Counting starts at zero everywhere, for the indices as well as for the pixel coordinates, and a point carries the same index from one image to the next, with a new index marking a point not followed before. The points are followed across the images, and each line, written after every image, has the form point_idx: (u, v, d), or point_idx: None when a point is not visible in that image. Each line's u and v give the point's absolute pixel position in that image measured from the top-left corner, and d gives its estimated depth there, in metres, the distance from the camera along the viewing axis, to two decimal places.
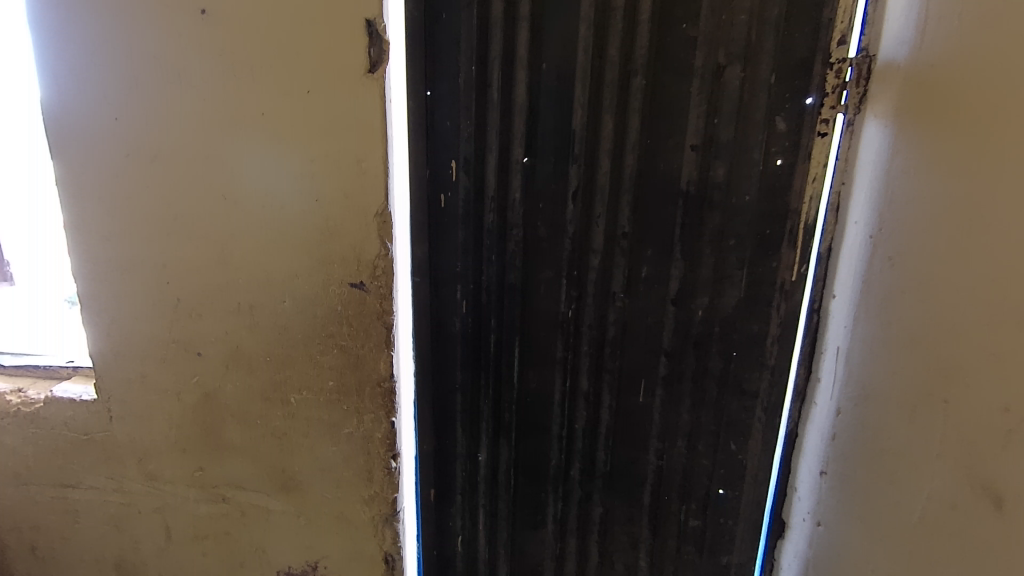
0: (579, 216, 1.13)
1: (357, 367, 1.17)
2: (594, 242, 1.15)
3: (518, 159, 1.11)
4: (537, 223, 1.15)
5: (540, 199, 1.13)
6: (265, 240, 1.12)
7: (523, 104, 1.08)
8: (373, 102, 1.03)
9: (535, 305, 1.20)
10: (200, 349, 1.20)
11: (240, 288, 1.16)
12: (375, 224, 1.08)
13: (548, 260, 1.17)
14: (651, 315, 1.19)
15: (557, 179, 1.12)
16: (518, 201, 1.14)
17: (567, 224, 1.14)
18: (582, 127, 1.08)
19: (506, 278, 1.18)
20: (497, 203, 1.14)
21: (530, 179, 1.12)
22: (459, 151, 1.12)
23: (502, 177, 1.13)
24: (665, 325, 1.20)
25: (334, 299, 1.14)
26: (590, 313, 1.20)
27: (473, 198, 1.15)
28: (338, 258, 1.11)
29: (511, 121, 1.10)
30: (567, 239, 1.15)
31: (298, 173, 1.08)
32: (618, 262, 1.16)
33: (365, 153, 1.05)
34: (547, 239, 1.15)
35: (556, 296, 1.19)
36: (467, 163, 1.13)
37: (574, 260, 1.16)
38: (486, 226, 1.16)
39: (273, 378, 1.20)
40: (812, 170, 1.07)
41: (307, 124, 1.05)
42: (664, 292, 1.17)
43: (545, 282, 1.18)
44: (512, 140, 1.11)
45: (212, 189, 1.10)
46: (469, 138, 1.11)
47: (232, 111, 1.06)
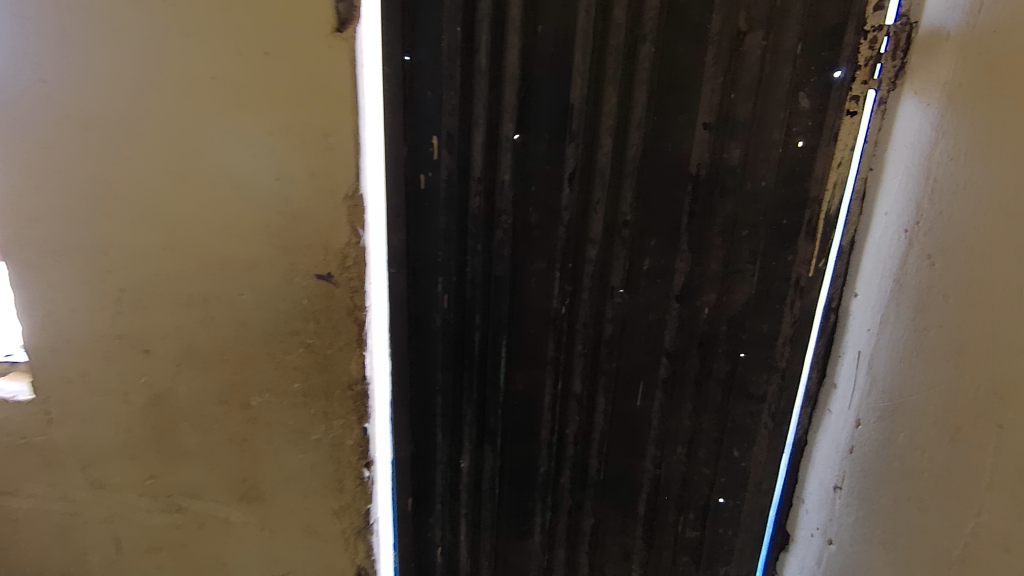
0: (575, 201, 1.01)
1: (326, 368, 1.05)
2: (592, 231, 1.02)
3: (508, 136, 0.98)
4: (529, 209, 1.02)
5: (532, 182, 1.00)
6: (219, 224, 0.98)
7: (514, 72, 0.95)
8: (343, 68, 0.89)
9: (526, 300, 1.08)
10: (148, 345, 1.07)
11: (192, 279, 1.02)
12: (345, 208, 0.95)
13: (540, 250, 1.04)
14: (653, 313, 1.08)
15: (552, 160, 0.99)
16: (507, 183, 1.00)
17: (563, 210, 1.02)
18: (581, 101, 0.95)
19: (494, 270, 1.06)
20: (484, 184, 1.00)
21: (522, 158, 0.99)
22: (440, 126, 0.99)
23: (490, 155, 0.99)
24: (667, 324, 1.08)
25: (299, 292, 1.01)
26: (585, 310, 1.08)
27: (457, 179, 1.01)
28: (303, 246, 0.98)
29: (501, 91, 0.96)
30: (563, 228, 1.02)
31: (257, 148, 0.93)
32: (617, 253, 1.04)
33: (332, 127, 0.91)
34: (540, 227, 1.03)
35: (549, 290, 1.07)
36: (449, 140, 0.99)
37: (569, 251, 1.04)
38: (472, 211, 1.02)
39: (231, 379, 1.07)
40: (838, 154, 0.97)
41: (265, 91, 0.91)
42: (668, 287, 1.06)
43: (537, 275, 1.06)
44: (501, 113, 0.97)
45: (157, 164, 0.96)
46: (452, 111, 0.98)
47: (177, 75, 0.91)
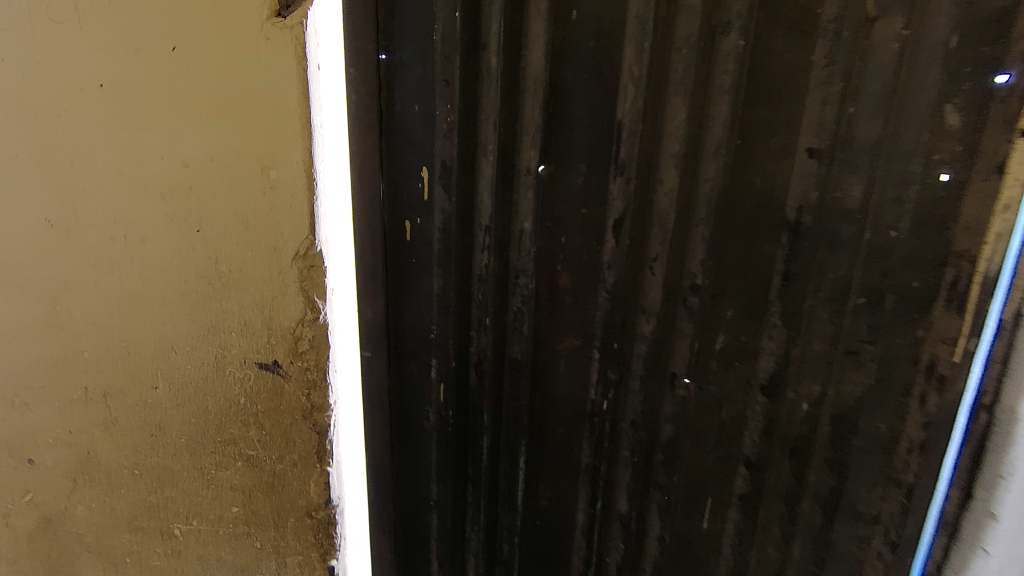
0: (623, 259, 0.71)
1: (274, 489, 0.75)
2: (644, 302, 0.73)
3: (530, 168, 0.69)
4: (558, 267, 0.73)
5: (564, 231, 0.71)
6: (118, 294, 0.69)
7: (540, 77, 0.66)
8: (288, 70, 0.61)
9: (553, 392, 0.79)
10: (32, 455, 0.77)
11: (87, 368, 0.73)
12: (294, 272, 0.67)
13: (572, 323, 0.76)
14: (728, 407, 0.78)
15: (589, 202, 0.70)
16: (528, 234, 0.71)
17: (605, 271, 0.72)
18: (635, 119, 0.66)
19: (508, 351, 0.77)
20: (494, 236, 0.71)
21: (548, 197, 0.70)
22: (433, 153, 0.70)
23: (504, 195, 0.70)
24: (747, 423, 0.78)
25: (234, 387, 0.72)
26: (633, 405, 0.78)
27: (456, 228, 0.71)
28: (236, 324, 0.69)
29: (520, 104, 0.67)
30: (604, 294, 0.73)
31: (168, 185, 0.65)
32: (681, 328, 0.74)
33: (274, 159, 0.63)
34: (573, 292, 0.74)
35: (584, 377, 0.78)
36: (445, 172, 0.70)
37: (610, 326, 0.75)
38: (477, 272, 0.73)
39: (144, 500, 0.78)
40: (1004, 194, 0.62)
41: (177, 105, 0.62)
42: (751, 374, 0.76)
43: (567, 357, 0.77)
44: (520, 136, 0.68)
45: (30, 209, 0.67)
46: (449, 132, 0.68)
47: (49, 82, 0.62)
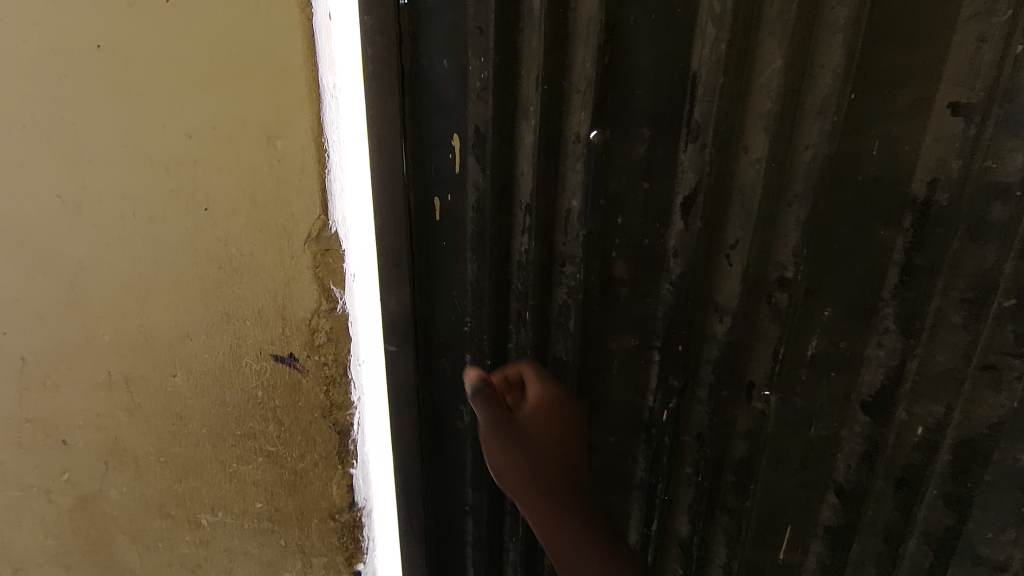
0: (693, 246, 0.58)
1: (296, 488, 0.70)
2: (716, 298, 0.60)
3: (580, 134, 0.56)
4: (612, 254, 0.61)
5: (621, 210, 0.59)
6: (132, 276, 0.64)
7: (592, 20, 0.53)
8: (290, 22, 0.52)
9: (603, 395, 0.68)
10: (66, 436, 0.76)
11: (109, 352, 0.69)
12: (307, 257, 0.59)
13: (628, 320, 0.64)
14: (820, 425, 0.64)
15: (653, 175, 0.58)
16: (576, 214, 0.59)
17: (670, 259, 0.60)
18: (713, 71, 0.51)
19: (551, 349, 0.66)
20: (537, 217, 0.59)
21: (601, 170, 0.58)
22: (465, 118, 0.59)
23: (549, 167, 0.58)
24: (843, 446, 0.64)
25: (251, 380, 0.66)
26: (699, 418, 0.66)
27: (491, 209, 0.60)
28: (250, 313, 0.63)
29: (569, 55, 0.54)
30: (668, 287, 0.61)
31: (172, 159, 0.58)
32: (763, 330, 0.61)
33: (281, 127, 0.55)
34: (630, 283, 0.62)
35: (641, 381, 0.67)
36: (479, 141, 0.59)
37: (673, 326, 0.62)
38: (516, 258, 0.63)
39: (171, 488, 0.75)
40: None
41: (175, 65, 0.55)
42: (850, 388, 0.62)
43: (622, 357, 0.66)
44: (569, 96, 0.56)
45: (38, 185, 0.62)
46: (482, 92, 0.57)
47: (41, 43, 0.56)
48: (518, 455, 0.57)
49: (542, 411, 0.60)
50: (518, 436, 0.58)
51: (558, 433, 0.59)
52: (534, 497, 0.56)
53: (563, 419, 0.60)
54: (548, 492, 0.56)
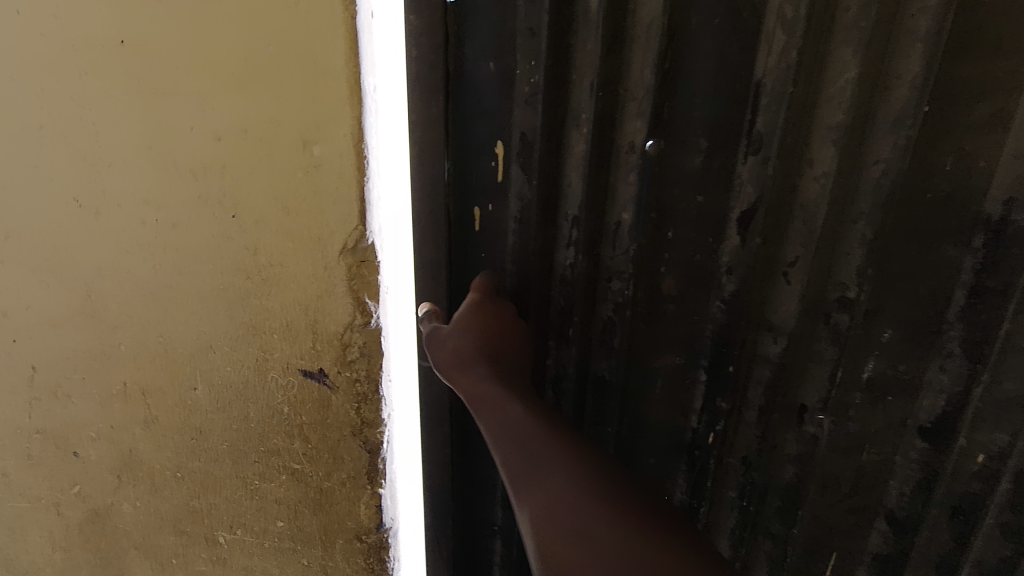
0: (746, 264, 0.55)
1: (322, 507, 0.68)
2: (766, 319, 0.57)
3: (635, 143, 0.53)
4: (660, 269, 0.58)
5: (673, 224, 0.56)
6: (152, 284, 0.61)
7: (654, 20, 0.49)
8: (332, 20, 0.49)
9: (645, 415, 0.66)
10: (77, 448, 0.72)
11: (126, 363, 0.66)
12: (342, 269, 0.57)
13: (675, 338, 0.61)
14: (871, 449, 0.60)
15: (708, 189, 0.54)
16: (626, 227, 0.56)
17: (723, 277, 0.56)
18: (780, 80, 0.48)
19: (593, 367, 0.64)
20: (584, 230, 0.57)
21: (655, 182, 0.54)
22: (510, 125, 0.55)
23: (599, 178, 0.55)
24: (896, 473, 0.61)
25: (278, 395, 0.63)
26: (746, 439, 0.63)
27: (535, 221, 0.58)
28: (279, 325, 0.60)
29: (626, 59, 0.51)
30: (719, 305, 0.58)
31: (199, 162, 0.55)
32: (819, 352, 0.58)
33: (319, 132, 0.52)
34: (678, 298, 0.59)
35: (685, 402, 0.64)
36: (525, 149, 0.55)
37: (721, 346, 0.59)
38: (560, 273, 0.60)
39: (188, 504, 0.72)
40: None
41: (205, 63, 0.51)
42: (906, 413, 0.58)
43: (667, 376, 0.63)
44: (624, 103, 0.52)
45: (54, 187, 0.59)
46: (530, 99, 0.53)
47: (60, 37, 0.52)
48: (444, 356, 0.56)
49: (470, 310, 0.57)
50: (443, 333, 0.57)
51: (485, 325, 0.56)
52: (462, 379, 0.54)
53: (494, 314, 0.57)
54: (472, 374, 0.54)
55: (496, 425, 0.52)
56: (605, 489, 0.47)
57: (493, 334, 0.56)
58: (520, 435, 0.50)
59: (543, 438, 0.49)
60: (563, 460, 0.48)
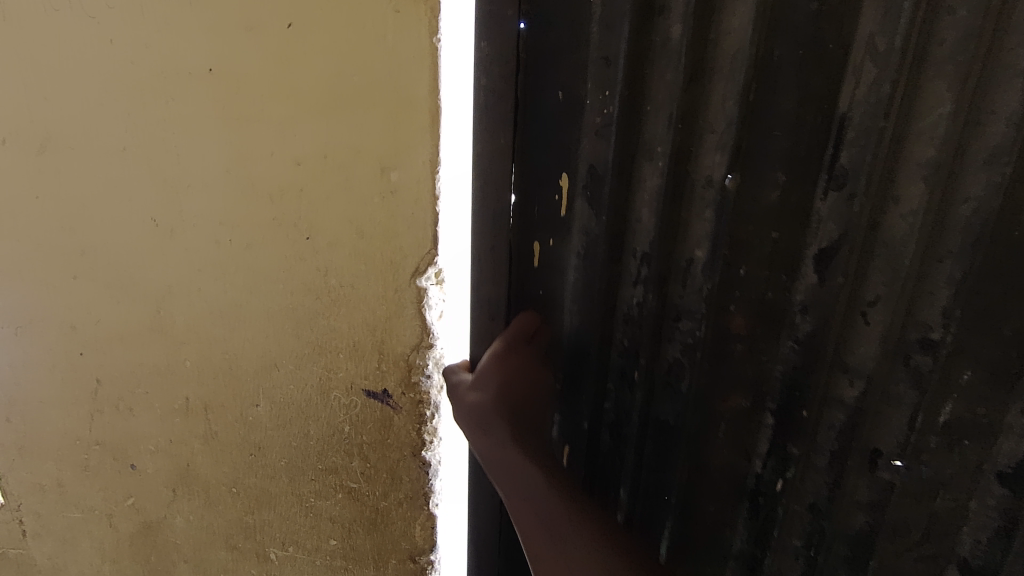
0: (817, 303, 0.50)
1: (376, 526, 0.69)
2: (829, 367, 0.51)
3: (711, 178, 0.51)
4: (730, 307, 0.55)
5: (745, 260, 0.52)
6: (222, 302, 0.63)
7: (740, 52, 0.47)
8: (419, 53, 0.51)
9: (707, 460, 0.61)
10: (135, 461, 0.73)
11: (190, 378, 0.67)
12: (412, 291, 0.58)
13: (741, 379, 0.57)
14: (945, 494, 0.49)
15: (784, 224, 0.50)
16: (699, 264, 0.54)
17: (797, 315, 0.51)
18: (870, 113, 0.43)
19: (658, 412, 0.62)
20: (655, 267, 0.56)
21: (731, 218, 0.51)
22: (578, 158, 0.57)
23: (671, 213, 0.54)
24: (970, 519, 0.49)
25: (340, 415, 0.64)
26: (814, 488, 0.56)
27: (602, 254, 0.58)
28: (345, 345, 0.61)
29: (707, 90, 0.49)
30: (791, 344, 0.52)
31: (278, 186, 0.56)
32: (900, 399, 0.49)
33: (398, 158, 0.54)
34: (747, 339, 0.55)
35: (749, 446, 0.59)
36: (591, 182, 0.56)
37: (792, 390, 0.54)
38: (629, 310, 0.60)
39: (240, 520, 0.73)
40: None
41: (289, 92, 0.53)
42: (981, 457, 0.47)
43: (731, 420, 0.59)
44: (703, 135, 0.51)
45: (135, 206, 0.61)
46: (602, 131, 0.54)
47: (153, 65, 0.54)
48: (464, 411, 0.59)
49: (493, 365, 0.59)
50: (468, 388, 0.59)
51: (506, 385, 0.58)
52: (479, 435, 0.58)
53: (514, 370, 0.59)
54: (491, 433, 0.58)
55: (512, 482, 0.58)
56: (608, 551, 0.57)
57: (515, 395, 0.58)
58: (534, 496, 0.57)
59: (555, 501, 0.57)
60: (573, 524, 0.57)
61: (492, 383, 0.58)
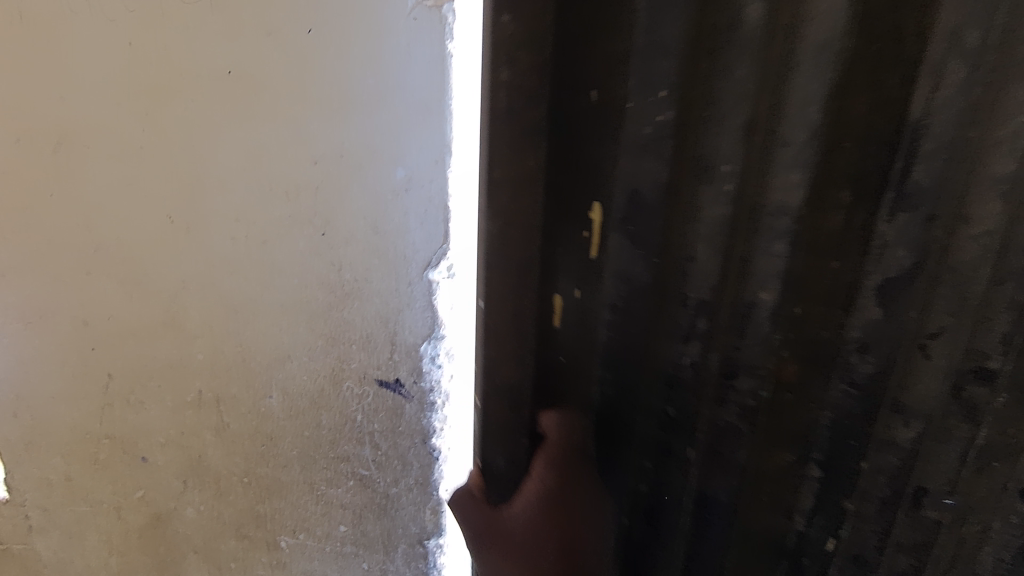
0: (876, 334, 0.35)
1: (386, 511, 0.72)
2: (885, 407, 0.36)
3: (793, 172, 0.36)
4: (782, 350, 0.39)
5: (798, 300, 0.38)
6: (236, 297, 0.65)
7: (825, 47, 0.33)
8: (433, 59, 0.55)
9: (743, 523, 0.46)
10: (145, 453, 0.75)
11: (203, 371, 0.69)
12: (424, 284, 0.62)
13: (789, 441, 0.41)
14: (969, 518, 0.35)
15: (844, 224, 0.35)
16: (765, 312, 0.39)
17: (852, 357, 0.37)
18: (963, 55, 0.30)
19: (705, 490, 0.46)
20: (716, 312, 0.41)
21: (805, 228, 0.36)
22: (612, 181, 0.43)
23: (739, 230, 0.39)
24: (991, 537, 0.35)
25: (352, 405, 0.67)
26: (862, 542, 0.40)
27: (641, 307, 0.45)
28: (358, 337, 0.64)
29: (786, 85, 0.35)
30: (843, 389, 0.38)
31: (294, 185, 0.59)
32: (953, 441, 0.35)
33: (411, 159, 0.57)
34: (797, 389, 0.40)
35: (785, 500, 0.43)
36: (632, 211, 0.43)
37: (837, 452, 0.39)
38: (675, 385, 0.45)
39: (251, 509, 0.75)
40: None
41: (307, 93, 0.56)
42: (1005, 475, 0.33)
43: (771, 491, 0.43)
44: (775, 150, 0.36)
45: (151, 205, 0.62)
46: (649, 147, 0.41)
47: (173, 68, 0.56)
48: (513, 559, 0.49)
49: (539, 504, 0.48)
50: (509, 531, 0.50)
51: (556, 520, 0.48)
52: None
53: (566, 501, 0.48)
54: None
55: None
56: None
57: (568, 530, 0.48)
58: None
59: None
60: None
61: (541, 516, 0.48)
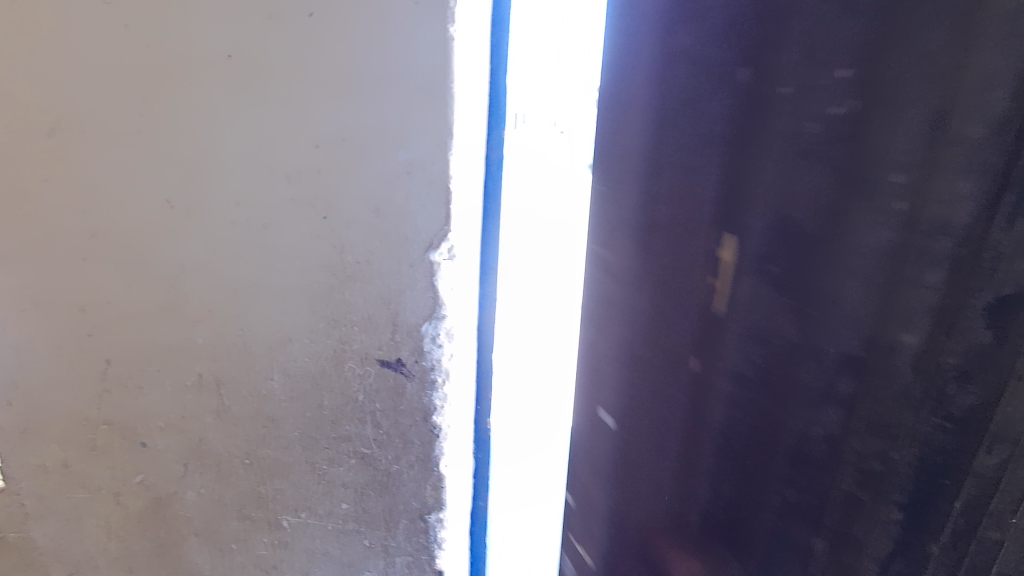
0: (982, 363, 0.29)
1: (387, 488, 0.74)
2: (983, 449, 0.30)
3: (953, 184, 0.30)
4: (888, 375, 0.33)
5: (930, 326, 0.31)
6: (237, 281, 0.65)
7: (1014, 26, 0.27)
8: (436, 44, 0.56)
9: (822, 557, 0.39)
10: (145, 439, 0.75)
11: (203, 355, 0.70)
12: (426, 266, 0.63)
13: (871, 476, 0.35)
14: None
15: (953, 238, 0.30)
16: (909, 355, 0.33)
17: (951, 385, 0.31)
18: None
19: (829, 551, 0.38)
20: (864, 349, 0.35)
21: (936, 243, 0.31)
22: (750, 193, 0.40)
23: (904, 250, 0.32)
24: None
25: (354, 384, 0.69)
26: None
27: (778, 344, 0.40)
28: (360, 319, 0.65)
29: (964, 75, 0.29)
30: (936, 422, 0.31)
31: (296, 168, 0.60)
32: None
33: (413, 142, 0.58)
34: (891, 422, 0.33)
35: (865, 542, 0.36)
36: (777, 236, 0.39)
37: (923, 499, 0.32)
38: (807, 450, 0.39)
39: (253, 491, 0.76)
40: None
41: (310, 77, 0.57)
42: None
43: (852, 530, 0.37)
44: (942, 152, 0.30)
45: (149, 189, 0.62)
46: (815, 152, 0.36)
47: (173, 51, 0.57)
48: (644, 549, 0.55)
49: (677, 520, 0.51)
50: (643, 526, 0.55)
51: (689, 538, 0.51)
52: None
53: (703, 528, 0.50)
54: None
55: None
56: None
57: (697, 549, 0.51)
58: None
59: None
60: None
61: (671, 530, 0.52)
